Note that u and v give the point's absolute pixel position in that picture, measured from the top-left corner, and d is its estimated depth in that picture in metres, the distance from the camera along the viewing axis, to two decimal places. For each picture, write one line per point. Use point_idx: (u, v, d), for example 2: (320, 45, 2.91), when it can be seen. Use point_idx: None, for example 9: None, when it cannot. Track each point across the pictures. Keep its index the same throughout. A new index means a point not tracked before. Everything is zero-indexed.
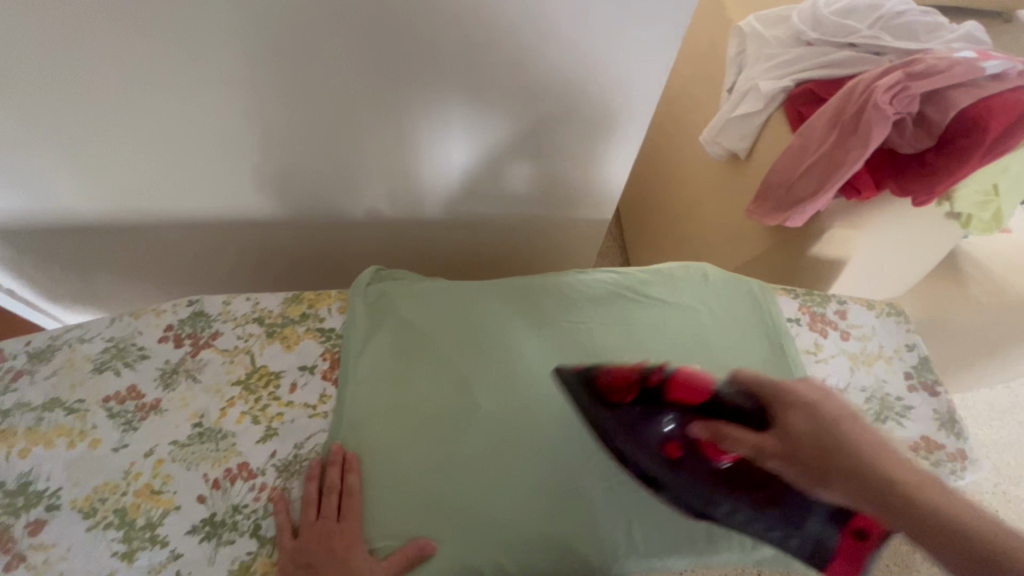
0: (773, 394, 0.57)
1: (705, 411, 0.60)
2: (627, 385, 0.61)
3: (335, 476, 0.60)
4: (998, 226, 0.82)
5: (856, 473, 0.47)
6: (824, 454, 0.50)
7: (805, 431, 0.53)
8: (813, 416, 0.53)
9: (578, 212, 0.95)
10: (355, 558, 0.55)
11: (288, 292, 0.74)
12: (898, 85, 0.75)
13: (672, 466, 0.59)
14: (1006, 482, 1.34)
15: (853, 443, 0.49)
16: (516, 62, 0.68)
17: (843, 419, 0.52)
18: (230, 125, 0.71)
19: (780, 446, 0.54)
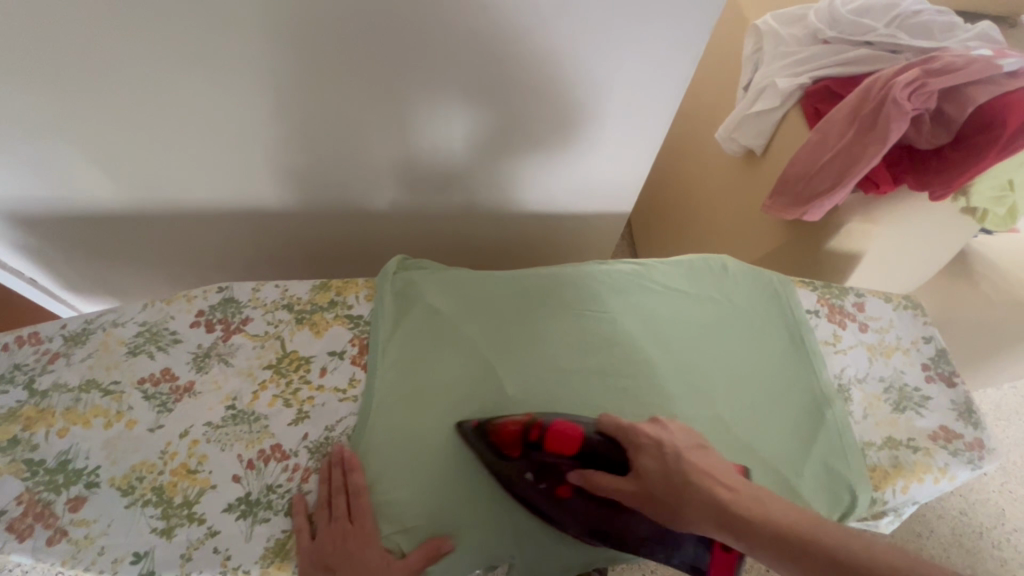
0: (627, 435, 0.57)
1: (575, 456, 0.59)
2: (513, 439, 0.60)
3: (337, 475, 0.60)
4: (1013, 221, 0.83)
5: (712, 511, 0.49)
6: (677, 496, 0.51)
7: (656, 471, 0.54)
8: (659, 454, 0.54)
9: (596, 207, 0.96)
10: (371, 557, 0.55)
11: (316, 280, 0.75)
12: (917, 81, 0.76)
13: (557, 504, 0.60)
14: (1012, 481, 1.35)
15: (697, 479, 0.51)
16: (545, 59, 0.69)
17: (682, 451, 0.54)
18: (262, 116, 0.72)
19: (638, 492, 0.54)
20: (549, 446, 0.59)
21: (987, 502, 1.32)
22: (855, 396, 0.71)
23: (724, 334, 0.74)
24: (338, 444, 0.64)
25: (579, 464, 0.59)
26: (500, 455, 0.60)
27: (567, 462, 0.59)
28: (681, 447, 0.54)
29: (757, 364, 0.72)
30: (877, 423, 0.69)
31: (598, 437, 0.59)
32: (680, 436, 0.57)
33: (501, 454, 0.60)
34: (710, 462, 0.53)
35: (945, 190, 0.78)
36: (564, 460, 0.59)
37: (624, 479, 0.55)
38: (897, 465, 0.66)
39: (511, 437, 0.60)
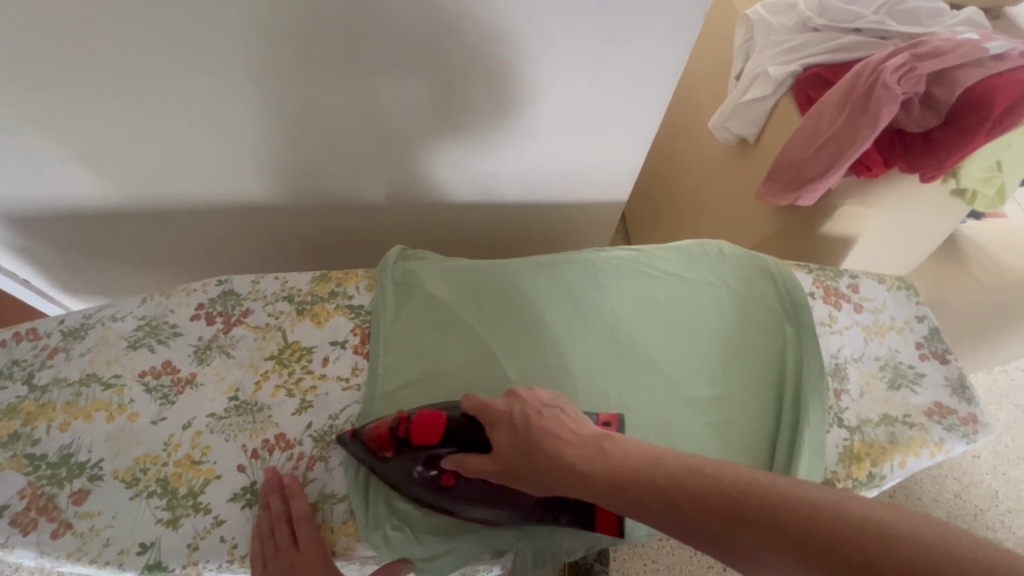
0: (484, 416, 0.57)
1: (446, 444, 0.59)
2: (383, 439, 0.59)
3: (275, 504, 0.57)
4: (1001, 202, 0.84)
5: (564, 474, 0.52)
6: (533, 465, 0.54)
7: (512, 446, 0.55)
8: (512, 428, 0.56)
9: (592, 197, 0.95)
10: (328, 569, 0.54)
11: (316, 272, 0.76)
12: (906, 65, 0.78)
13: (446, 493, 0.59)
14: (1004, 463, 1.37)
15: (550, 445, 0.53)
16: (539, 59, 0.68)
17: (533, 419, 0.56)
18: (260, 108, 0.72)
19: (500, 471, 0.55)
20: (416, 440, 0.59)
21: (980, 484, 1.35)
22: (852, 374, 0.72)
23: (721, 318, 0.75)
24: (342, 432, 0.64)
25: (453, 450, 0.59)
26: (373, 453, 0.60)
27: (439, 449, 0.59)
28: (532, 413, 0.56)
29: (754, 346, 0.73)
30: (873, 400, 0.71)
31: (462, 418, 0.59)
32: (532, 401, 0.58)
33: (374, 451, 0.60)
34: (561, 422, 0.56)
35: (937, 170, 0.79)
36: (434, 449, 0.59)
37: (486, 460, 0.56)
38: (894, 441, 0.67)
39: (381, 437, 0.60)
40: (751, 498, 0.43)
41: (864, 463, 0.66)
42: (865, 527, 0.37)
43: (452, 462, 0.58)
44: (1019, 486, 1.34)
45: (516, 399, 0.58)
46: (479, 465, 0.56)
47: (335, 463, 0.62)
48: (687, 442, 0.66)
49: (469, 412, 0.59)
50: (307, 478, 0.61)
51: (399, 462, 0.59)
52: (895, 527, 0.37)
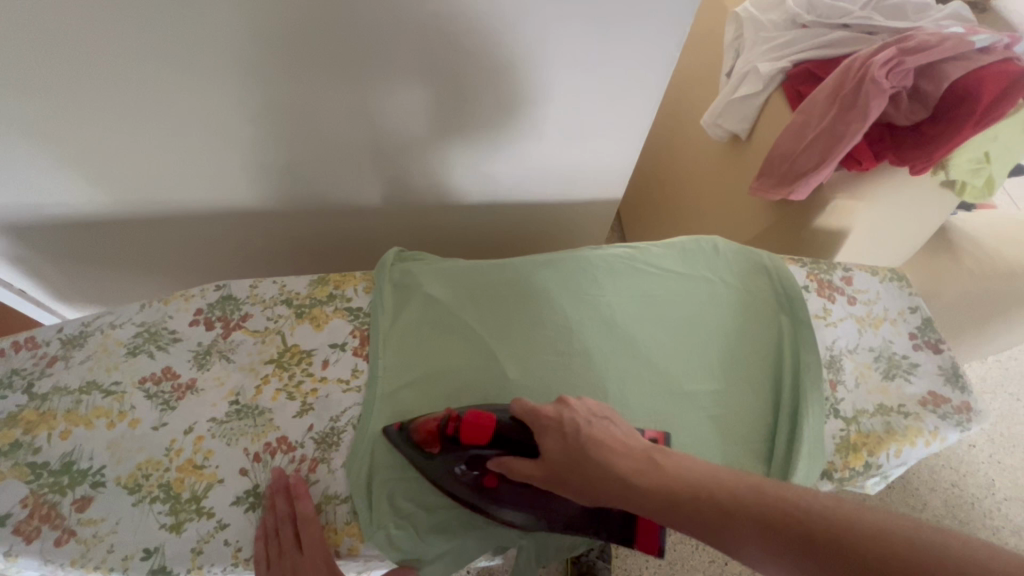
0: (535, 421, 0.57)
1: (493, 447, 0.59)
2: (432, 437, 0.60)
3: (281, 504, 0.58)
4: (989, 192, 0.86)
5: (613, 483, 0.51)
6: (581, 473, 0.53)
7: (562, 452, 0.54)
8: (562, 434, 0.55)
9: (587, 196, 0.95)
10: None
11: (314, 275, 0.76)
12: (894, 60, 0.79)
13: (485, 495, 0.59)
14: (999, 452, 1.39)
15: (598, 454, 0.53)
16: (532, 60, 0.69)
17: (584, 427, 0.55)
18: (253, 113, 0.72)
19: (545, 475, 0.55)
20: (466, 441, 0.59)
21: (976, 473, 1.36)
22: (847, 366, 0.73)
23: (718, 312, 0.76)
24: (343, 434, 0.64)
25: (500, 452, 0.59)
26: (422, 452, 0.60)
27: (486, 451, 0.59)
28: (583, 423, 0.55)
29: (751, 340, 0.74)
30: (869, 391, 0.71)
31: (512, 423, 0.59)
32: (581, 410, 0.57)
33: (423, 450, 0.60)
34: (612, 432, 0.55)
35: (923, 165, 0.80)
36: (482, 452, 0.59)
37: (533, 463, 0.56)
38: (890, 430, 0.68)
39: (430, 436, 0.60)
40: (815, 522, 0.40)
41: (861, 453, 0.67)
42: (941, 560, 0.34)
43: (499, 465, 0.58)
44: (1015, 474, 1.36)
45: (568, 405, 0.58)
46: (526, 469, 0.56)
47: (337, 464, 0.62)
48: (686, 436, 0.67)
49: (519, 415, 0.59)
50: (310, 480, 0.61)
51: (445, 462, 0.60)
52: (977, 562, 0.33)
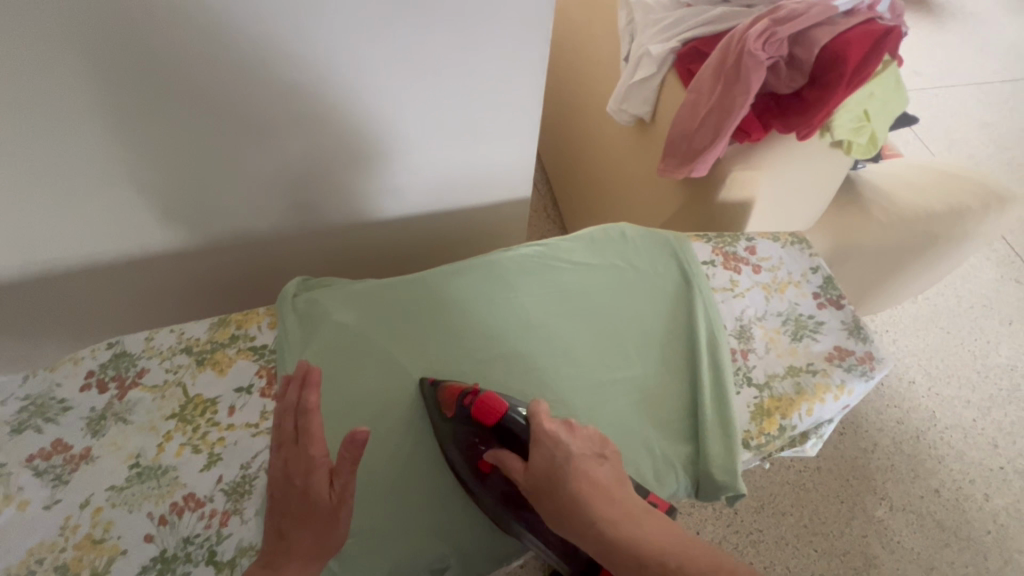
0: (535, 430, 0.60)
1: (495, 436, 0.62)
2: (449, 405, 0.64)
3: (292, 394, 0.61)
4: (875, 148, 0.89)
5: (584, 522, 0.54)
6: (557, 501, 0.56)
7: (545, 471, 0.57)
8: (552, 463, 0.57)
9: (499, 199, 0.95)
10: (312, 484, 0.57)
11: (214, 317, 0.73)
12: (767, 31, 0.82)
13: (478, 477, 0.62)
14: (936, 383, 1.47)
15: (580, 484, 0.56)
16: (406, 70, 0.68)
17: (574, 464, 0.57)
18: (119, 159, 0.69)
19: (530, 485, 0.58)
20: (473, 418, 0.62)
21: (918, 407, 1.44)
22: (757, 333, 0.75)
23: (631, 298, 0.76)
24: (256, 480, 0.61)
25: (496, 442, 0.62)
26: (439, 412, 0.64)
27: (487, 438, 0.62)
28: (576, 457, 0.57)
29: (664, 322, 0.75)
30: (778, 354, 0.74)
31: (522, 422, 0.61)
32: (574, 441, 0.59)
33: (440, 411, 0.64)
34: (597, 473, 0.57)
35: (808, 128, 0.83)
36: (484, 436, 0.62)
37: (520, 466, 0.59)
38: (800, 390, 0.71)
39: (449, 403, 0.64)
40: None
41: (775, 417, 0.69)
42: None
43: (493, 454, 0.60)
44: (952, 402, 1.45)
45: (570, 427, 0.60)
46: (517, 469, 0.59)
47: (251, 513, 0.59)
48: (608, 427, 0.67)
49: (532, 414, 0.61)
50: (221, 536, 0.58)
51: (450, 435, 0.63)
52: None
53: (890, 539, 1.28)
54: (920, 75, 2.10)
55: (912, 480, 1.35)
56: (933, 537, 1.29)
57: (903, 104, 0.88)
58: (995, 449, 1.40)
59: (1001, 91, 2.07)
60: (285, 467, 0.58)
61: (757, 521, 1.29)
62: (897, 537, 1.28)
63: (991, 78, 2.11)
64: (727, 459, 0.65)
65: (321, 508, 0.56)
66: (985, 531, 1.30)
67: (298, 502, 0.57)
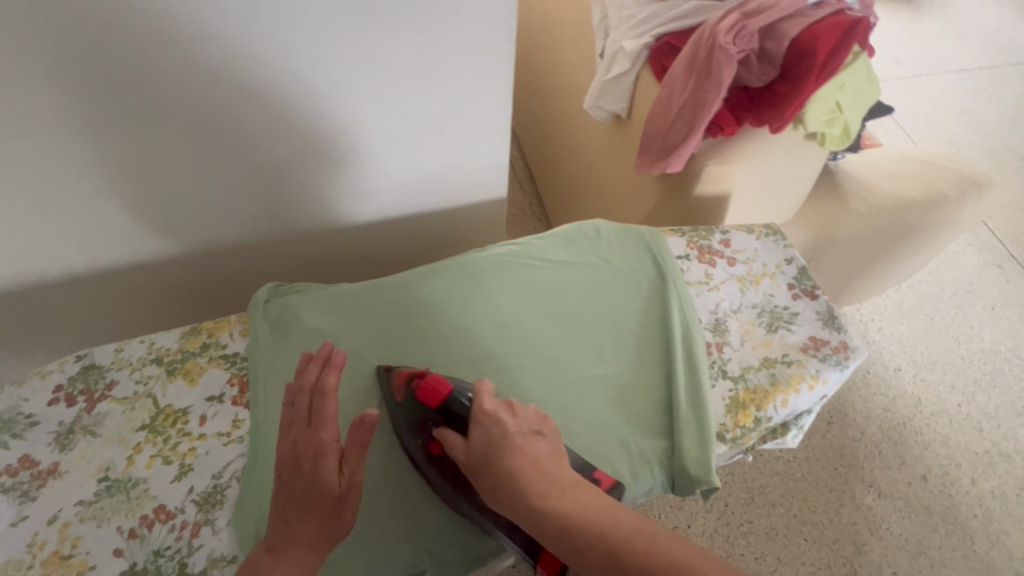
0: (476, 409, 0.62)
1: (440, 417, 0.64)
2: (399, 390, 0.66)
3: (310, 376, 0.61)
4: (848, 139, 0.89)
5: (510, 485, 0.56)
6: (490, 470, 0.58)
7: (483, 447, 0.60)
8: (489, 436, 0.60)
9: (475, 198, 0.94)
10: (320, 468, 0.56)
11: (185, 326, 0.72)
12: (737, 24, 0.82)
13: (429, 460, 0.63)
14: (921, 370, 1.49)
15: (517, 462, 0.57)
16: (370, 73, 0.68)
17: (510, 436, 0.59)
18: (81, 170, 0.68)
19: (467, 460, 0.60)
20: (420, 401, 0.64)
21: (904, 394, 1.45)
22: (732, 326, 0.75)
23: (606, 295, 0.76)
24: (229, 490, 0.61)
25: (442, 423, 0.64)
26: (390, 397, 0.66)
27: (434, 420, 0.64)
28: (510, 433, 0.59)
29: (639, 318, 0.74)
30: (754, 346, 0.74)
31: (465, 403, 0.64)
32: (514, 420, 0.61)
33: (391, 397, 0.66)
34: (534, 446, 0.59)
35: (780, 122, 0.83)
36: (432, 417, 0.64)
37: (461, 444, 0.62)
38: (775, 382, 0.71)
39: (399, 387, 0.66)
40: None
41: (750, 409, 0.69)
42: None
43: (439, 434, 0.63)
44: (937, 388, 1.46)
45: (511, 408, 0.63)
46: (458, 446, 0.61)
47: (223, 524, 0.59)
48: (584, 425, 0.67)
49: (477, 394, 0.64)
50: (192, 547, 0.57)
51: (400, 418, 0.65)
52: None
53: (879, 526, 1.29)
54: (901, 64, 2.12)
55: (899, 466, 1.36)
56: (921, 523, 1.30)
57: (875, 95, 0.89)
58: (980, 434, 1.41)
59: (981, 78, 2.09)
60: (295, 448, 0.58)
61: (747, 512, 1.30)
62: (886, 524, 1.29)
63: (971, 66, 2.13)
64: (702, 453, 0.65)
65: (326, 494, 0.56)
66: (972, 514, 1.31)
67: (304, 485, 0.56)
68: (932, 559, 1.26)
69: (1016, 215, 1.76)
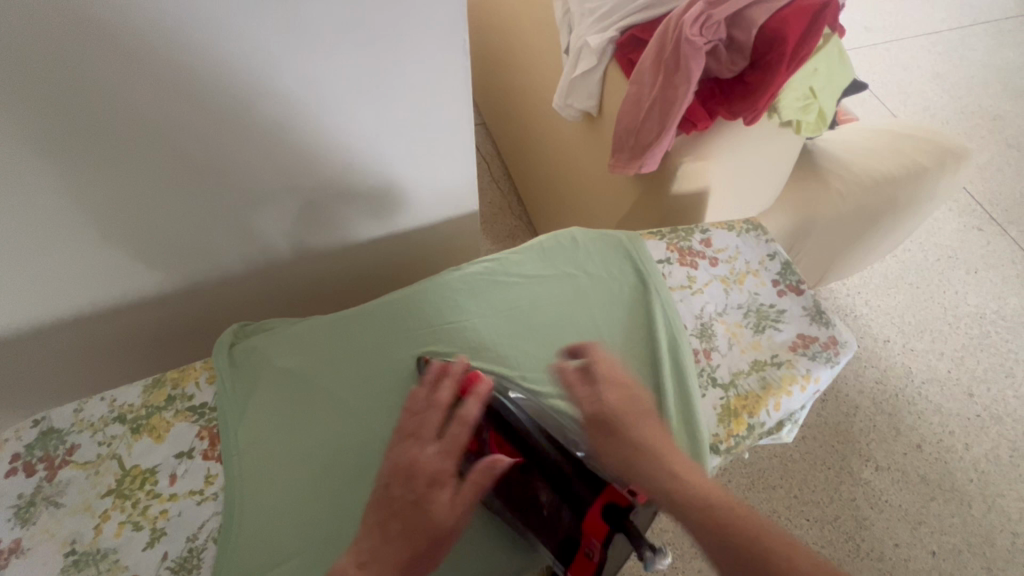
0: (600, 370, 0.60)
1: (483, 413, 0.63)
2: None
3: (445, 394, 0.59)
4: (824, 125, 0.86)
5: (639, 445, 0.54)
6: (617, 426, 0.56)
7: (615, 403, 0.57)
8: (623, 396, 0.58)
9: (448, 212, 0.91)
10: (437, 500, 0.51)
11: (147, 378, 0.68)
12: (703, 15, 0.78)
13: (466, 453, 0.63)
14: (910, 339, 1.49)
15: (646, 422, 0.56)
16: (315, 97, 0.63)
17: (640, 404, 0.58)
18: (16, 229, 0.63)
19: (592, 412, 0.57)
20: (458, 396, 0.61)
21: (895, 365, 1.45)
22: (718, 330, 0.73)
23: (587, 307, 0.73)
24: (205, 552, 0.58)
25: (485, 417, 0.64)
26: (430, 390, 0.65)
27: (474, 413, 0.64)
28: (642, 399, 0.59)
29: (623, 331, 0.72)
30: (742, 350, 0.72)
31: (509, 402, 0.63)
32: (631, 389, 0.59)
33: None
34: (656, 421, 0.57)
35: (754, 114, 0.80)
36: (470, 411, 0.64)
37: (586, 395, 0.58)
38: (765, 386, 0.69)
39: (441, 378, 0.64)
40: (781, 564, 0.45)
41: (742, 417, 0.68)
42: None
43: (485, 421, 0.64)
44: (927, 357, 1.46)
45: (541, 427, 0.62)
46: (585, 397, 0.58)
47: None
48: None
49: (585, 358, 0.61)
50: None
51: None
52: None
53: (879, 499, 1.29)
54: (871, 32, 2.10)
55: (895, 437, 1.36)
56: (919, 493, 1.30)
57: (848, 76, 0.86)
58: (971, 398, 1.41)
59: (951, 40, 2.08)
60: (413, 464, 0.54)
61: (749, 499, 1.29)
62: (885, 496, 1.30)
63: (940, 27, 2.12)
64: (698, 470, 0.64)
65: (436, 524, 0.50)
66: (968, 479, 1.32)
67: (409, 510, 0.51)
68: (932, 528, 1.26)
69: (993, 176, 1.76)
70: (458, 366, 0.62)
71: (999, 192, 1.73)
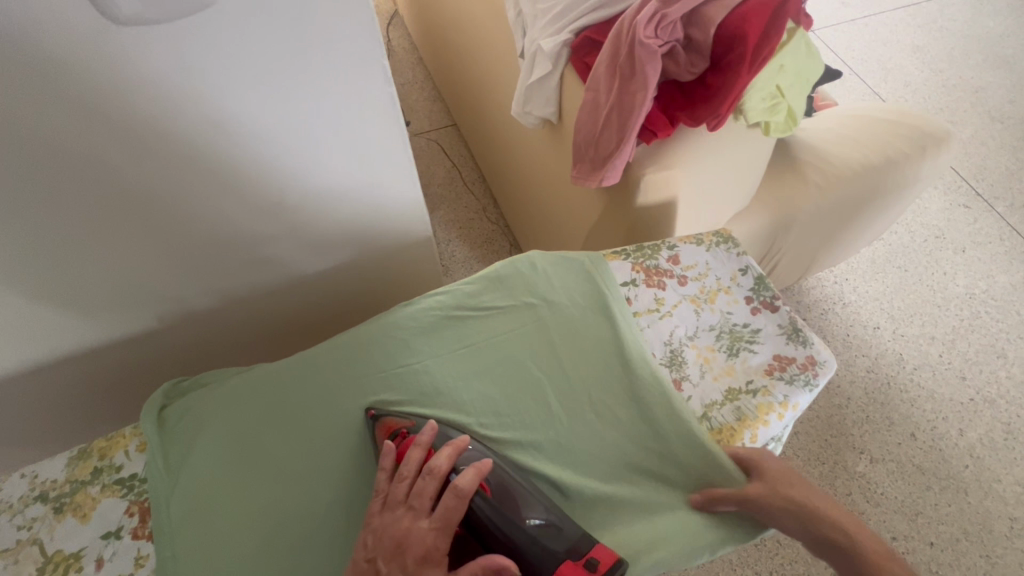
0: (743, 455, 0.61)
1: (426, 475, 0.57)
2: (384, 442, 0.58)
3: (444, 460, 0.53)
4: (795, 125, 0.81)
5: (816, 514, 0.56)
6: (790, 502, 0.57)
7: (774, 476, 0.59)
8: (778, 473, 0.59)
9: (404, 236, 0.85)
10: None
11: (73, 450, 0.63)
12: (656, 15, 0.73)
13: None
14: (900, 325, 1.45)
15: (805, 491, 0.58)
16: (226, 131, 0.57)
17: (791, 474, 0.60)
18: None
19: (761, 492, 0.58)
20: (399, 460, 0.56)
21: (886, 353, 1.42)
22: (689, 356, 0.69)
23: (547, 340, 0.68)
24: None
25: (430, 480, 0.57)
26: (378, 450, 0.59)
27: None
28: (787, 466, 0.61)
29: (585, 366, 0.67)
30: (715, 377, 0.67)
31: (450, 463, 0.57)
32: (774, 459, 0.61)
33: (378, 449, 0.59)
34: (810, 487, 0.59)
35: (717, 119, 0.74)
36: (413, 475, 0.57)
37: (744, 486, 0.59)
38: (741, 417, 0.65)
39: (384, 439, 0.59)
40: None
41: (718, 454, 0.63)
42: None
43: None
44: (918, 343, 1.43)
45: (483, 488, 0.52)
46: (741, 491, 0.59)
47: None
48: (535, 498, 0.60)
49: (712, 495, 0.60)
50: None
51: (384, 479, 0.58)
52: None
53: (874, 492, 1.26)
54: (848, 7, 2.04)
55: (888, 428, 1.33)
56: (914, 482, 1.27)
57: (817, 69, 0.81)
58: (964, 382, 1.38)
59: (930, 11, 2.02)
60: (403, 537, 0.50)
61: None
62: (880, 489, 1.26)
63: None
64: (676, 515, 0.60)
65: None
66: (964, 466, 1.28)
67: None
68: (929, 519, 1.23)
69: (977, 150, 1.71)
70: (467, 439, 0.55)
71: (983, 166, 1.69)
